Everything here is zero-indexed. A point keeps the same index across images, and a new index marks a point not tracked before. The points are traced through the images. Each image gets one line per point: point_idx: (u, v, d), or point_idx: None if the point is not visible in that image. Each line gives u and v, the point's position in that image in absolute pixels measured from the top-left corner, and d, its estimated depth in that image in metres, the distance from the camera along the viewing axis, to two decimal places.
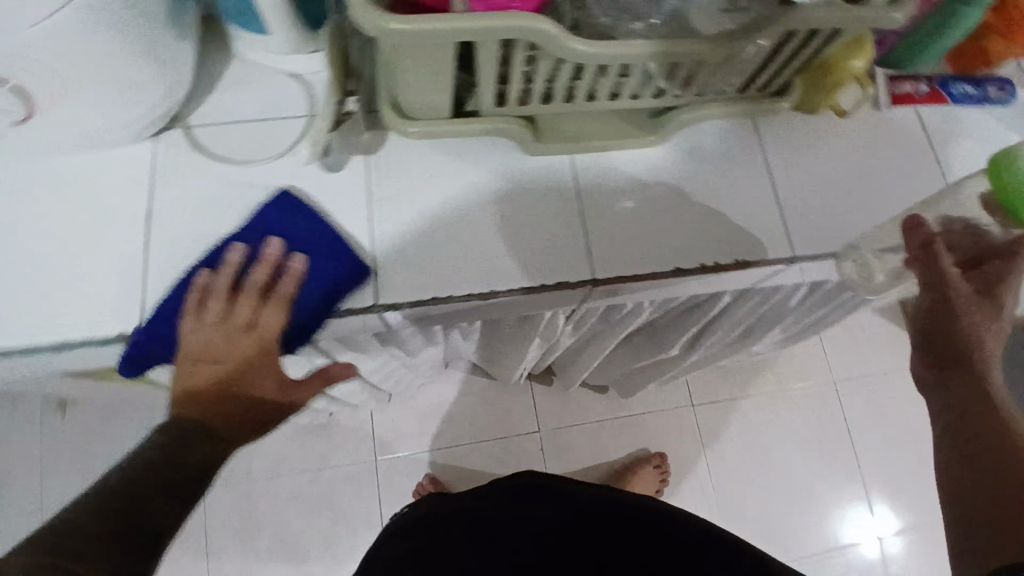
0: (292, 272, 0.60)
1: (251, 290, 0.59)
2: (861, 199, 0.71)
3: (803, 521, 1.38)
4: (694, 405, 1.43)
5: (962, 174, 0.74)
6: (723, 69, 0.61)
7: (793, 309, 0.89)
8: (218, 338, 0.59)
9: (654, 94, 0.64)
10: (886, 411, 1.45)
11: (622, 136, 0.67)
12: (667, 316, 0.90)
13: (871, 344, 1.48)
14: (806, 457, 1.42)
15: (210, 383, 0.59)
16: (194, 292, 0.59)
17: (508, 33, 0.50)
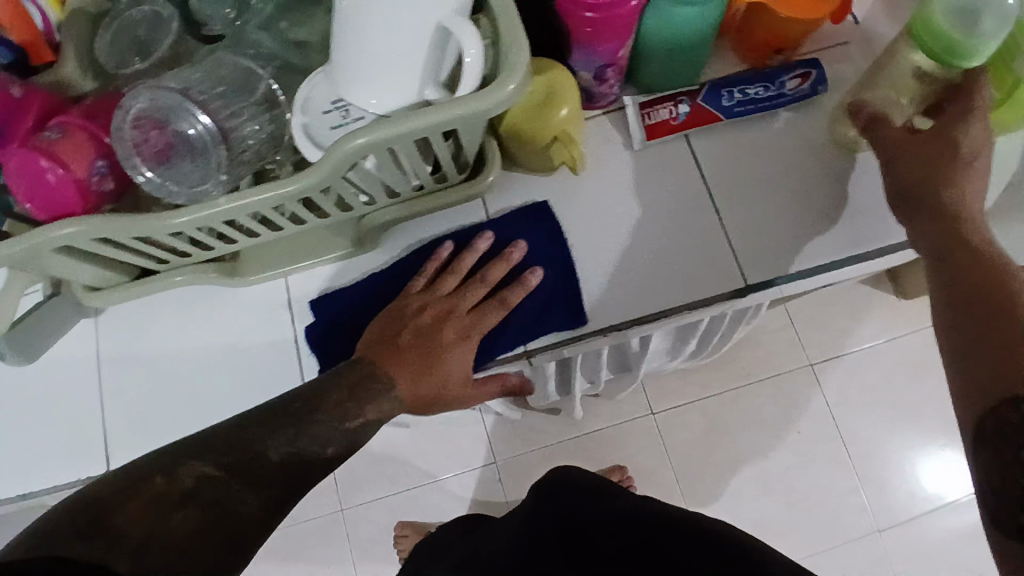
0: (523, 283, 0.54)
1: (489, 275, 0.54)
2: (692, 228, 0.57)
3: (815, 526, 1.13)
4: (653, 412, 1.19)
5: (853, 154, 0.58)
6: (398, 170, 0.50)
7: (708, 325, 0.74)
8: (433, 311, 0.54)
9: (340, 208, 0.53)
10: (901, 379, 1.18)
11: (333, 249, 0.57)
12: (582, 364, 0.78)
13: (854, 305, 1.21)
14: (805, 451, 1.16)
15: (410, 343, 0.53)
16: (433, 262, 0.56)
17: (74, 237, 0.44)
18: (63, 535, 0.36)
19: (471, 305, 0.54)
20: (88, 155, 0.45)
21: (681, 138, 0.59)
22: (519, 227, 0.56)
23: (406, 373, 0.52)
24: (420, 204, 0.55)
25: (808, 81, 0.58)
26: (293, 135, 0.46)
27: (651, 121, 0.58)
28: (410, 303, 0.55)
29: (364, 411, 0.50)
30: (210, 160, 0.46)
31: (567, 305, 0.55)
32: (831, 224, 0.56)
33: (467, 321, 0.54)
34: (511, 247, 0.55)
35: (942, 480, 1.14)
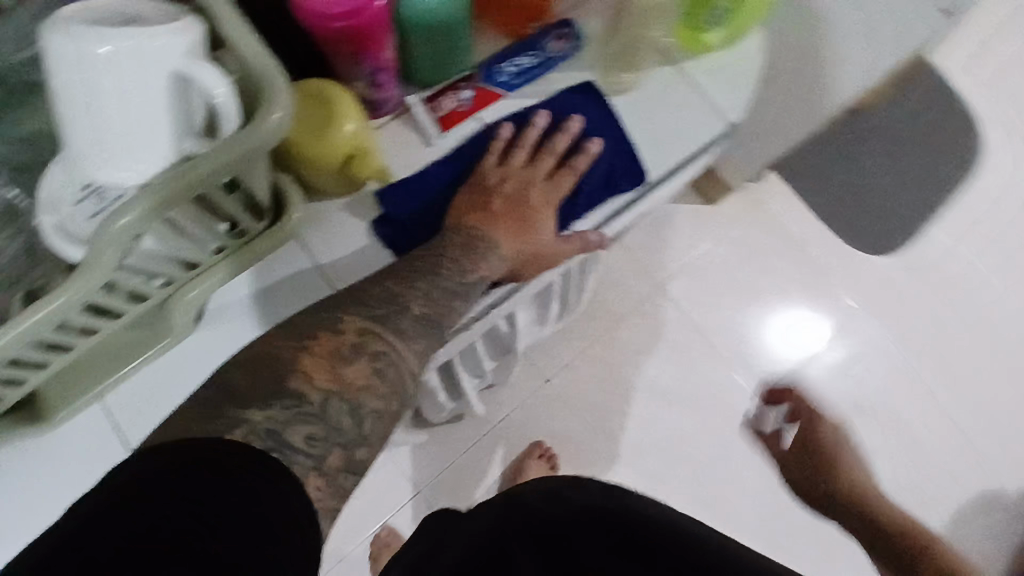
0: (586, 151, 0.58)
1: (555, 147, 0.58)
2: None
3: (721, 423, 1.22)
4: (552, 381, 1.21)
5: (623, 94, 0.63)
6: (189, 238, 0.45)
7: (563, 285, 0.78)
8: (516, 180, 0.56)
9: (137, 303, 0.48)
10: (746, 269, 1.28)
11: (148, 344, 0.52)
12: (465, 361, 0.78)
13: (676, 221, 1.30)
14: (685, 361, 1.24)
15: (503, 208, 0.56)
16: (499, 140, 0.57)
17: None
18: (236, 405, 0.41)
19: (544, 176, 0.58)
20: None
21: (473, 122, 0.59)
22: (576, 102, 0.60)
23: (506, 232, 0.55)
24: (226, 268, 0.50)
25: (567, 39, 0.61)
26: (45, 239, 0.41)
27: (441, 112, 0.58)
28: (493, 174, 0.57)
29: (475, 271, 0.53)
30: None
31: (630, 169, 0.60)
32: (631, 154, 0.60)
33: (545, 190, 0.58)
34: (568, 119, 0.59)
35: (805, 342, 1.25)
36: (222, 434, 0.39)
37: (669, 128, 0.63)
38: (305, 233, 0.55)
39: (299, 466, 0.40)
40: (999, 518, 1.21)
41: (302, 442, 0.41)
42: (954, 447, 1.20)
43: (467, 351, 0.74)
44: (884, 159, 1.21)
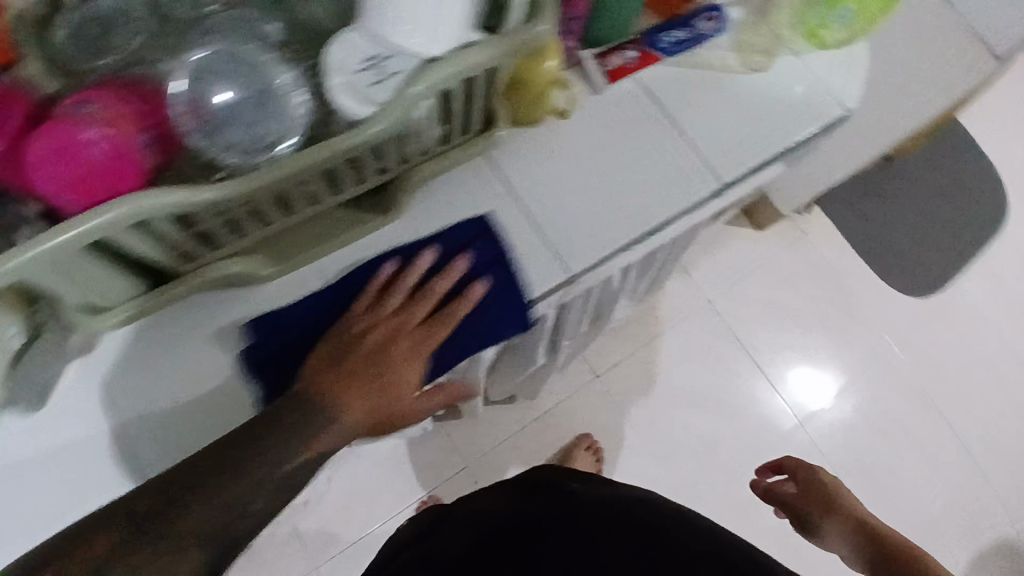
0: (468, 297, 0.59)
1: (430, 293, 0.59)
2: (665, 147, 0.68)
3: (739, 426, 1.40)
4: (599, 375, 1.40)
5: (762, 73, 0.73)
6: (433, 124, 0.54)
7: (664, 255, 0.88)
8: (380, 334, 0.58)
9: (374, 174, 0.56)
10: (776, 298, 1.47)
11: (357, 223, 0.59)
12: (572, 316, 0.87)
13: (723, 245, 1.48)
14: (712, 370, 1.42)
15: (357, 367, 0.57)
16: (378, 281, 0.59)
17: (138, 219, 0.42)
18: None
19: (411, 327, 0.59)
20: (131, 130, 0.43)
21: (633, 79, 0.69)
22: (466, 241, 0.61)
23: (358, 393, 0.57)
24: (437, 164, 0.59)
25: (715, 21, 0.71)
26: (336, 96, 0.48)
27: (609, 67, 0.68)
28: (356, 324, 0.58)
29: (305, 442, 0.55)
30: (270, 119, 0.47)
31: (514, 314, 0.60)
32: (762, 129, 0.71)
33: (409, 344, 0.59)
34: (454, 259, 0.59)
35: (804, 390, 1.43)
36: None
37: (794, 110, 0.73)
38: (495, 155, 0.64)
39: None
40: (959, 530, 1.42)
41: None
42: (915, 460, 1.43)
43: (582, 302, 0.83)
44: (859, 218, 1.53)
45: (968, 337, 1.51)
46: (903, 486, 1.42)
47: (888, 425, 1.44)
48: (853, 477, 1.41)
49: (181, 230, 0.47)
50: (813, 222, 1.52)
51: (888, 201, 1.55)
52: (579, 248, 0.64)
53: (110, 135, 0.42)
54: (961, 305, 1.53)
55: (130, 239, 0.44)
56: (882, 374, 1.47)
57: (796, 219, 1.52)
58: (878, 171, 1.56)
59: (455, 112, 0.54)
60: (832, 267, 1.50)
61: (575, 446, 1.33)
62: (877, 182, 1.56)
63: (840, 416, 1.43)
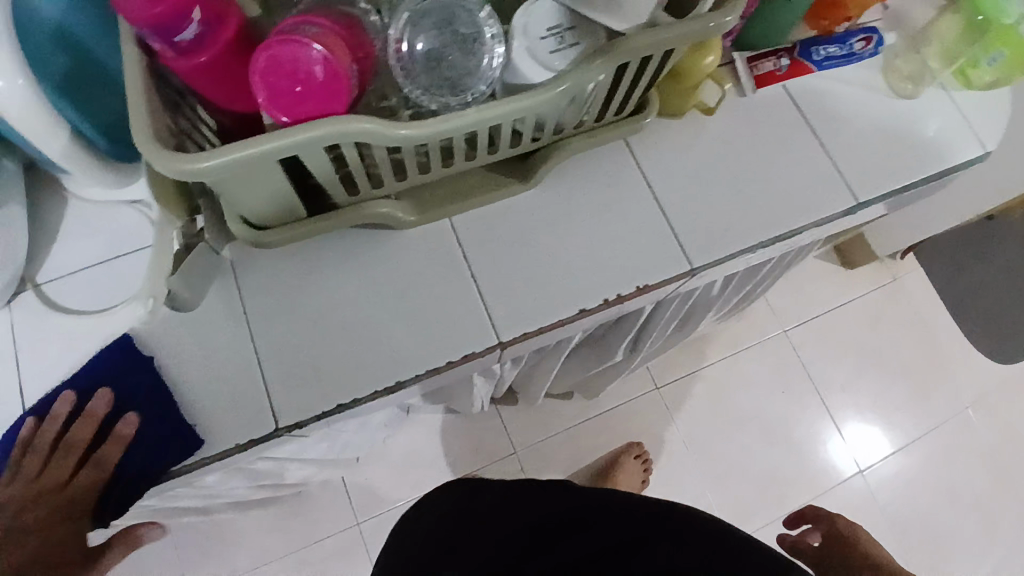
0: (118, 438, 0.54)
1: (74, 442, 0.54)
2: (801, 155, 0.68)
3: (793, 462, 1.37)
4: (660, 386, 1.39)
5: (908, 101, 0.72)
6: (596, 98, 0.55)
7: (764, 272, 0.88)
8: (35, 487, 0.53)
9: (529, 139, 0.57)
10: (853, 339, 1.43)
11: (499, 185, 0.61)
12: (662, 318, 0.87)
13: (806, 278, 1.45)
14: (775, 400, 1.40)
15: (17, 519, 0.53)
16: (19, 437, 0.54)
17: (327, 142, 0.45)
18: None
19: (63, 479, 0.54)
20: (345, 57, 0.46)
21: (780, 87, 0.69)
22: (115, 376, 0.56)
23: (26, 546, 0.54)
24: (583, 141, 0.61)
25: (870, 44, 0.70)
26: (515, 56, 0.50)
27: (759, 71, 0.68)
28: (6, 482, 0.53)
29: None
30: (456, 71, 0.50)
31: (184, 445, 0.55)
32: (901, 155, 0.70)
33: (58, 497, 0.54)
34: (92, 400, 0.54)
35: (864, 436, 1.39)
36: None
37: (936, 141, 0.71)
38: (633, 139, 0.66)
39: None
40: None
41: None
42: (979, 529, 1.36)
43: (679, 305, 0.83)
44: (952, 273, 1.48)
45: None
46: (959, 555, 1.34)
47: (955, 489, 1.38)
48: (909, 537, 1.34)
49: (354, 163, 0.49)
50: (903, 269, 1.48)
51: (985, 259, 1.50)
52: (702, 243, 0.64)
53: (330, 57, 0.44)
54: None
55: (313, 161, 0.47)
56: (953, 435, 1.40)
57: (886, 263, 1.48)
58: (978, 228, 1.51)
59: (618, 90, 0.56)
60: (916, 318, 1.45)
61: (624, 453, 1.31)
62: (975, 240, 1.51)
63: (901, 471, 1.38)
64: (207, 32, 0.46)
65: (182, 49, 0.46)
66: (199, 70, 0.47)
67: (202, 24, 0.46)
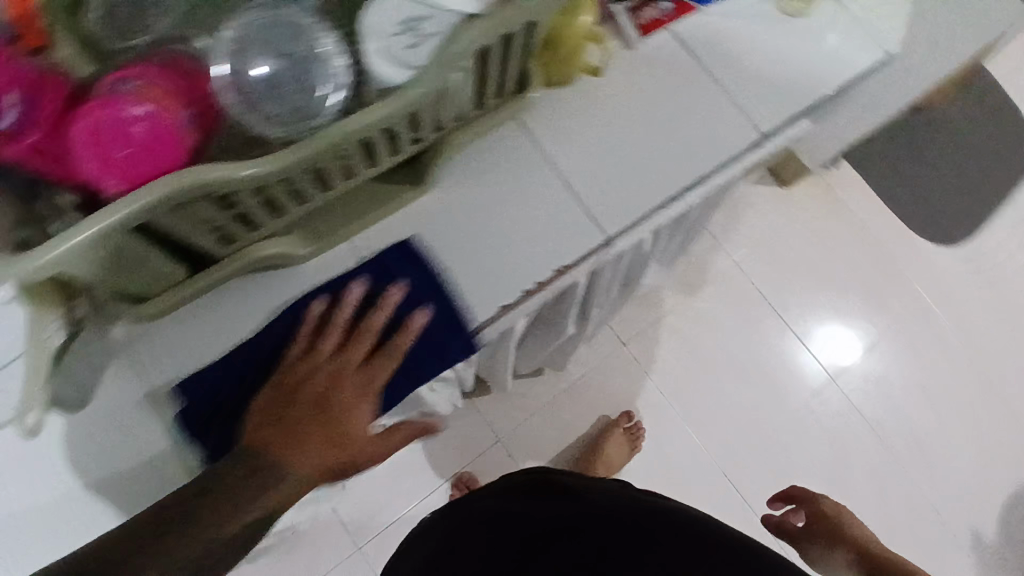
0: (410, 327, 0.55)
1: (370, 327, 0.55)
2: (702, 99, 0.65)
3: (769, 389, 1.38)
4: (626, 343, 1.39)
5: (799, 19, 0.70)
6: (469, 89, 0.51)
7: (695, 216, 0.86)
8: (328, 377, 0.55)
9: (412, 143, 0.53)
10: (804, 256, 1.44)
11: (391, 197, 0.58)
12: (604, 284, 0.85)
13: (747, 206, 1.45)
14: (740, 333, 1.41)
15: (306, 412, 0.54)
16: (305, 326, 0.55)
17: (173, 202, 0.41)
18: None
19: (357, 366, 0.56)
20: (174, 107, 0.43)
21: (668, 32, 0.67)
22: (401, 269, 0.57)
23: (311, 442, 0.55)
24: (468, 131, 0.58)
25: None
26: (368, 61, 0.46)
27: (642, 19, 0.65)
28: (301, 372, 0.55)
29: (261, 500, 0.53)
30: (303, 93, 0.45)
31: (459, 341, 0.57)
32: (800, 75, 0.68)
33: (357, 383, 0.56)
34: (387, 290, 0.55)
35: (833, 345, 1.41)
36: None
37: (833, 54, 0.69)
38: (527, 119, 0.62)
39: None
40: (1002, 482, 1.38)
41: None
42: (955, 412, 1.40)
43: (617, 269, 0.81)
44: (886, 171, 1.49)
45: (1004, 287, 1.47)
46: (941, 438, 1.38)
47: (927, 380, 1.41)
48: (892, 434, 1.38)
49: (219, 212, 0.45)
50: (839, 178, 1.48)
51: (915, 151, 1.50)
52: (614, 210, 0.62)
53: (154, 112, 0.42)
54: (994, 253, 1.49)
55: (167, 221, 0.43)
56: (914, 327, 1.43)
57: (821, 175, 1.48)
58: (905, 121, 1.52)
59: (490, 76, 0.52)
60: (859, 222, 1.46)
61: (613, 426, 1.32)
62: (906, 132, 1.51)
63: (872, 373, 1.41)
64: (26, 111, 0.42)
65: (3, 136, 0.42)
66: (33, 153, 0.42)
67: (20, 105, 0.42)
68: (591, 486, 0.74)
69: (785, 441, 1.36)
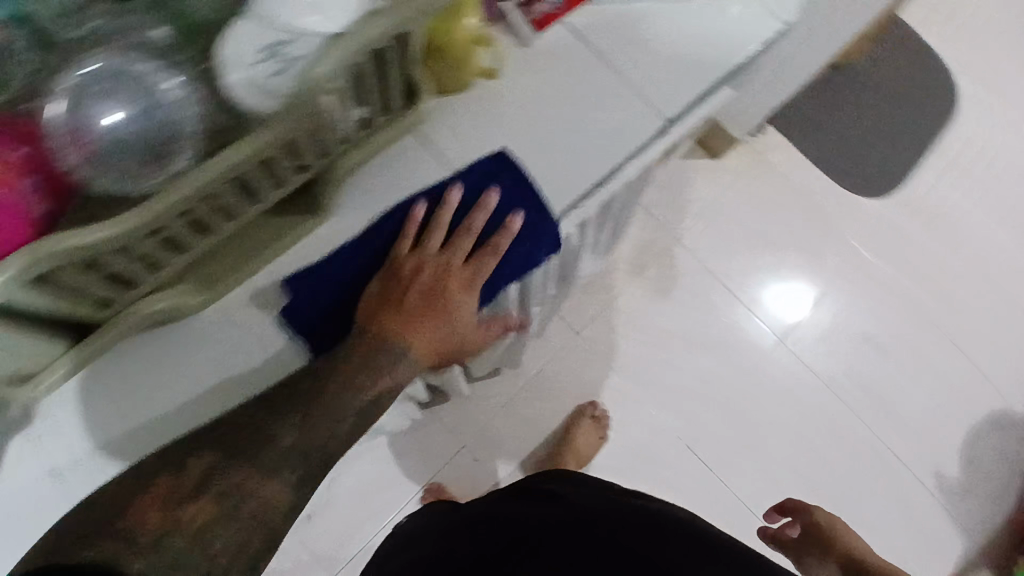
0: (508, 229, 0.59)
1: (472, 228, 0.59)
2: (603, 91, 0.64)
3: (725, 359, 1.40)
4: (580, 331, 1.38)
5: None
6: (349, 111, 0.48)
7: (622, 203, 0.85)
8: (435, 273, 0.59)
9: (298, 172, 0.51)
10: (744, 224, 1.46)
11: (284, 233, 0.58)
12: (540, 282, 0.84)
13: (683, 181, 1.46)
14: (691, 307, 1.41)
15: (416, 304, 0.59)
16: (412, 225, 0.59)
17: (25, 279, 0.38)
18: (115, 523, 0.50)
19: (460, 263, 0.60)
20: (16, 178, 0.41)
21: (562, 25, 0.65)
22: (494, 175, 0.60)
23: (418, 331, 0.60)
24: (362, 150, 0.55)
25: None
26: (232, 93, 0.44)
27: (535, 15, 0.63)
28: (411, 268, 0.59)
29: (372, 386, 0.58)
30: (158, 147, 0.44)
31: (548, 244, 0.61)
32: (702, 52, 0.67)
33: (462, 278, 0.60)
34: (485, 193, 0.59)
35: (781, 307, 1.43)
36: (72, 559, 0.47)
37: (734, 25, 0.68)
38: (423, 131, 0.62)
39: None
40: (957, 419, 1.42)
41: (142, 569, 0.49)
42: (905, 357, 1.43)
43: (549, 267, 0.80)
44: (812, 130, 1.52)
45: (938, 230, 1.51)
46: (893, 382, 1.42)
47: (873, 330, 1.44)
48: (847, 387, 1.41)
49: (89, 278, 0.43)
50: (768, 143, 1.50)
51: (838, 108, 1.53)
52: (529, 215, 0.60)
53: None
54: (924, 198, 1.52)
55: (28, 298, 0.41)
56: (857, 280, 1.46)
57: (751, 142, 1.49)
58: (825, 79, 1.54)
59: (371, 92, 0.50)
60: (793, 184, 1.48)
61: (580, 416, 1.32)
62: (829, 91, 1.54)
63: (821, 330, 1.43)
64: None
65: None
66: None
67: None
68: (580, 490, 0.82)
69: (746, 408, 1.38)
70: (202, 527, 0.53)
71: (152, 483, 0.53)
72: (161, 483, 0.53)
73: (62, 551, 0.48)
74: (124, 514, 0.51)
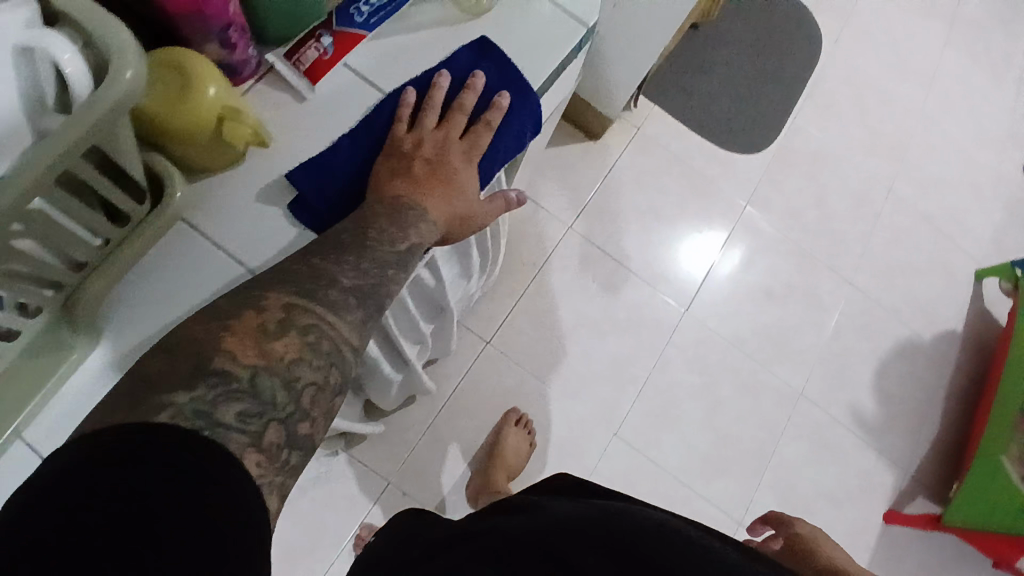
0: (497, 104, 0.69)
1: (465, 104, 0.68)
2: None
3: (635, 341, 1.39)
4: (490, 340, 1.34)
5: None
6: (74, 235, 0.51)
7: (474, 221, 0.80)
8: (436, 143, 0.67)
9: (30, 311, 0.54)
10: (632, 202, 1.44)
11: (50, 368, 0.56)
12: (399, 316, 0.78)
13: (563, 169, 1.43)
14: (594, 295, 1.39)
15: (424, 171, 0.65)
16: (406, 107, 0.67)
17: None
18: (155, 393, 0.43)
19: (458, 136, 0.68)
20: None
21: (341, 67, 0.70)
22: (475, 58, 0.70)
23: (431, 193, 0.65)
24: (107, 271, 0.58)
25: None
26: None
27: (306, 64, 0.69)
28: (417, 138, 0.66)
29: (406, 237, 0.62)
30: None
31: (533, 124, 0.73)
32: None
33: (463, 148, 0.68)
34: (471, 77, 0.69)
35: (683, 276, 1.43)
36: (146, 417, 0.41)
37: None
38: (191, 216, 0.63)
39: (235, 447, 0.44)
40: (864, 356, 1.46)
41: (234, 418, 0.45)
42: (808, 305, 1.46)
43: None
44: (683, 95, 1.50)
45: (820, 174, 1.53)
46: (800, 330, 1.44)
47: (773, 284, 1.45)
48: (756, 344, 1.42)
49: None
50: (643, 115, 1.48)
51: (705, 69, 1.52)
52: None
53: None
54: (801, 146, 1.54)
55: None
56: (750, 238, 1.47)
57: (625, 117, 1.47)
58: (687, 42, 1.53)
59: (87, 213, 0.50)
60: (673, 153, 1.48)
61: (504, 424, 1.27)
62: (694, 53, 1.52)
63: (725, 293, 1.43)
64: None
65: None
66: None
67: None
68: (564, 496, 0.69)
69: (665, 385, 1.38)
70: (292, 361, 0.50)
71: (233, 321, 0.50)
72: (245, 320, 0.50)
73: (140, 402, 0.42)
74: (216, 348, 0.47)
